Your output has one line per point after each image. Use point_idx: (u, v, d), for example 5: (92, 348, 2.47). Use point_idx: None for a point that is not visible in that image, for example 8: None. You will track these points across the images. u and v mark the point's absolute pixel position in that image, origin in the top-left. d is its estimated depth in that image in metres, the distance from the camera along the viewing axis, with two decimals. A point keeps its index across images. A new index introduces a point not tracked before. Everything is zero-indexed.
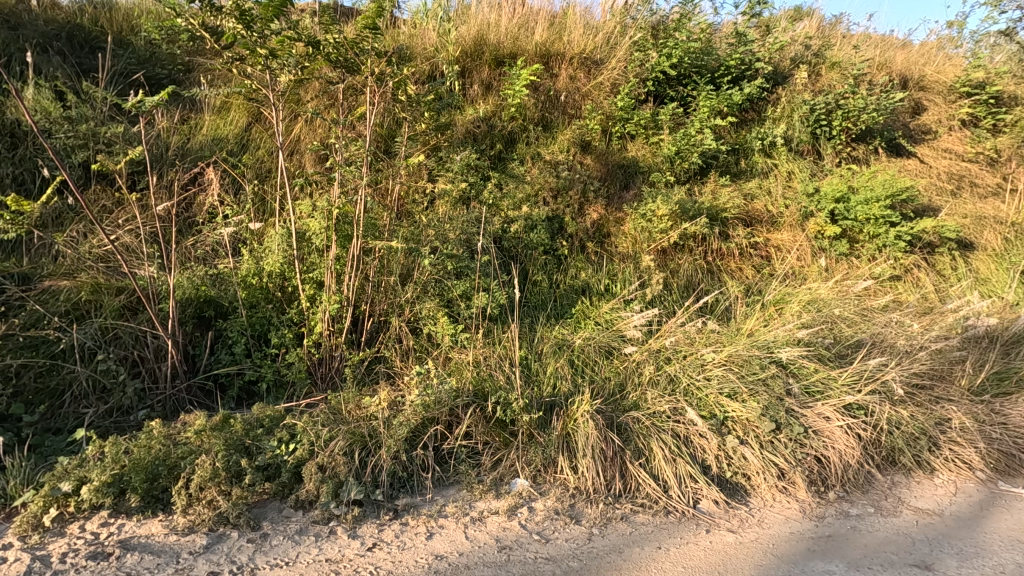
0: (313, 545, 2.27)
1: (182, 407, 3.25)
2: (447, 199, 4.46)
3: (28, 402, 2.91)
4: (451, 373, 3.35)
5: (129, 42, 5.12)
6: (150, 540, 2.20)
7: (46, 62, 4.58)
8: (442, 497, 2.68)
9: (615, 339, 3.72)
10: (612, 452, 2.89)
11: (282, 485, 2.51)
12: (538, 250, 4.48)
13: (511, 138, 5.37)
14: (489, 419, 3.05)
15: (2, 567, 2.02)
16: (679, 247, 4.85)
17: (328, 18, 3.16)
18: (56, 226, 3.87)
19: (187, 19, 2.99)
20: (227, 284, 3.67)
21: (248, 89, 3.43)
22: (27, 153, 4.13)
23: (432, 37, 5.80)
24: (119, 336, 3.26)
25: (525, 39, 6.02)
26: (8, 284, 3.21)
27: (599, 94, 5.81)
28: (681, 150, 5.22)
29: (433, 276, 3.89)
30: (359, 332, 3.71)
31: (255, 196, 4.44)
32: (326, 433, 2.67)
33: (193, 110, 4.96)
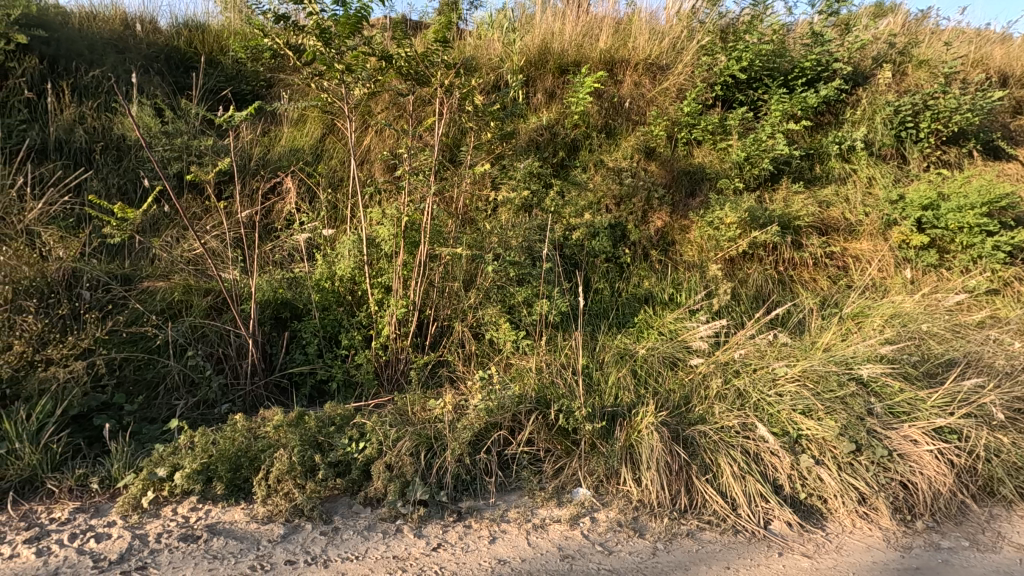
0: (381, 541, 2.34)
1: (261, 403, 3.44)
2: (509, 207, 4.51)
3: (128, 393, 3.17)
4: (513, 378, 3.39)
5: (218, 61, 5.52)
6: (234, 527, 2.34)
7: (148, 82, 5.04)
8: (504, 502, 2.70)
9: (680, 350, 3.63)
10: (677, 466, 2.82)
11: (352, 482, 2.62)
12: (600, 257, 4.45)
13: (574, 145, 5.38)
14: (551, 427, 3.05)
15: (108, 542, 2.20)
16: (747, 256, 4.68)
17: (400, 33, 3.29)
18: (154, 232, 4.21)
19: (272, 39, 3.16)
20: (303, 287, 3.87)
21: (325, 103, 3.61)
22: (131, 165, 4.53)
23: (497, 47, 5.91)
24: (206, 334, 3.52)
25: (589, 47, 6.02)
26: (114, 284, 3.53)
27: (664, 100, 5.72)
28: (751, 156, 5.05)
29: (496, 283, 3.93)
30: (424, 335, 3.81)
31: (328, 204, 4.67)
32: (393, 433, 2.76)
33: (274, 123, 5.29)
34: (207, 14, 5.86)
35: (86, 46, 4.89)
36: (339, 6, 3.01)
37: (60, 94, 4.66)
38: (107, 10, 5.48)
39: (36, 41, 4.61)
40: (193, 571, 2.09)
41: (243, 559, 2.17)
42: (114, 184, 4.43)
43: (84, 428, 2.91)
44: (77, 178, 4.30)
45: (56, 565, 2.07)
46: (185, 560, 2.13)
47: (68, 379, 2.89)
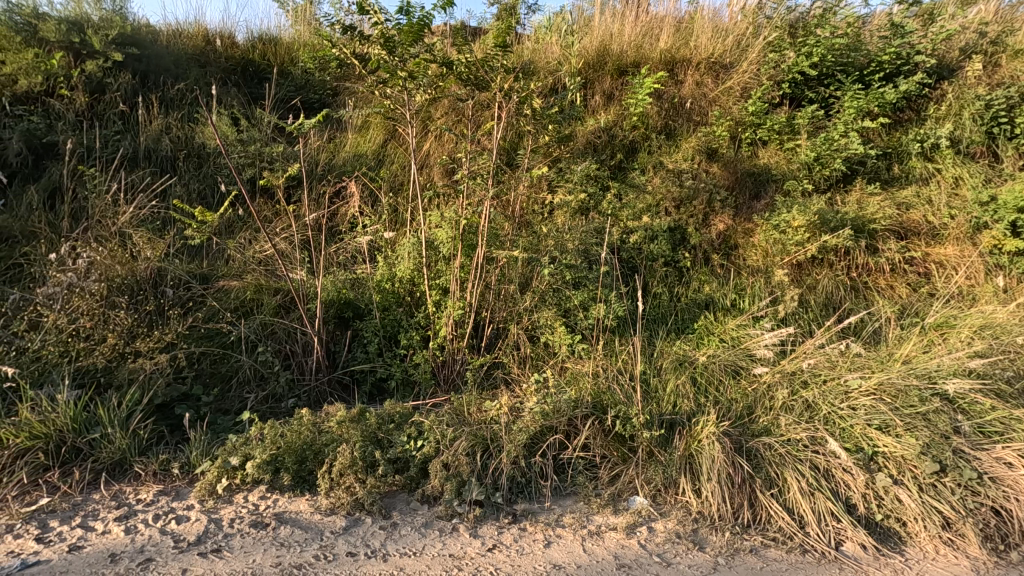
0: (437, 539, 2.38)
1: (324, 398, 3.57)
2: (566, 209, 4.49)
3: (205, 385, 3.37)
4: (569, 382, 3.37)
5: (289, 72, 5.80)
6: (299, 516, 2.44)
7: (226, 94, 5.38)
8: (560, 506, 2.68)
9: (743, 358, 3.49)
10: (740, 479, 2.71)
11: (410, 479, 2.67)
12: (658, 261, 4.35)
13: (632, 147, 5.30)
14: (608, 433, 3.01)
15: (187, 524, 2.35)
16: (817, 261, 4.45)
17: (461, 38, 3.35)
18: (229, 234, 4.47)
19: (340, 49, 3.29)
20: (364, 288, 4.00)
21: (387, 109, 3.70)
22: (210, 171, 4.84)
23: (555, 51, 5.93)
24: (275, 331, 3.69)
25: (648, 47, 5.93)
26: (194, 283, 3.79)
27: (727, 99, 5.54)
28: (821, 156, 4.80)
29: (552, 286, 3.92)
30: (480, 337, 3.85)
31: (389, 207, 4.80)
32: (450, 432, 2.80)
33: (340, 130, 5.51)
34: (279, 27, 6.16)
35: (172, 61, 5.27)
36: (402, 15, 3.09)
37: (150, 107, 5.04)
38: (189, 26, 5.80)
39: (130, 58, 5.02)
40: (263, 556, 2.19)
41: (308, 548, 2.26)
42: (195, 189, 4.74)
43: (166, 416, 3.11)
44: (163, 183, 4.62)
45: (142, 543, 2.22)
46: (255, 546, 2.24)
47: (153, 370, 3.12)
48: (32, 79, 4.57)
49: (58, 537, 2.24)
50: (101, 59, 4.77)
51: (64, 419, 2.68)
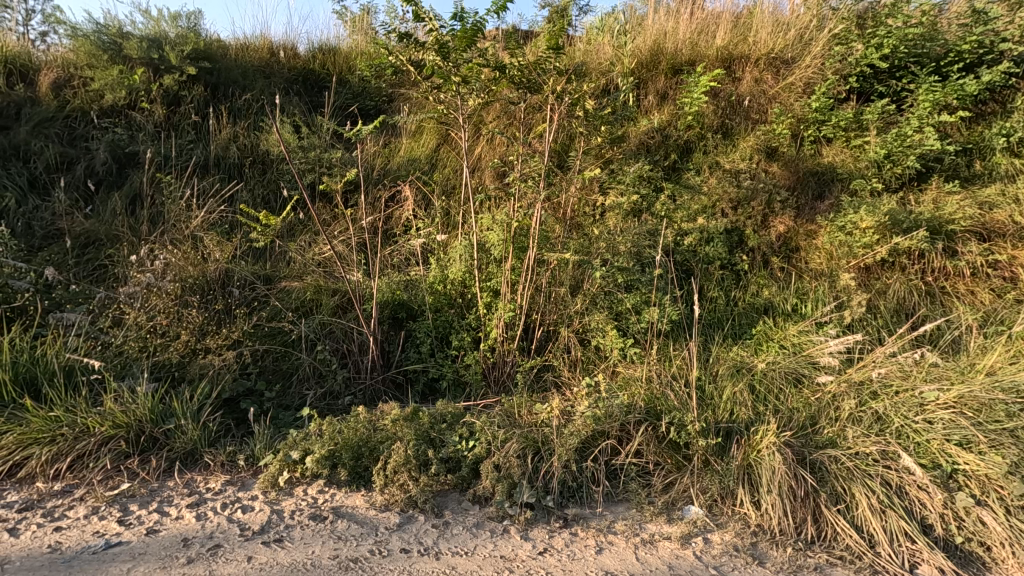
0: (488, 540, 2.39)
1: (379, 397, 3.67)
2: (618, 211, 4.41)
3: (268, 381, 3.53)
4: (621, 387, 3.32)
5: (347, 80, 5.99)
6: (355, 511, 2.52)
7: (289, 103, 5.63)
8: (612, 513, 2.64)
9: (805, 366, 3.34)
10: (803, 492, 2.59)
11: (462, 478, 2.70)
12: (714, 264, 4.22)
13: (687, 147, 5.17)
14: (662, 439, 2.94)
15: (251, 514, 2.46)
16: (887, 265, 4.19)
17: (514, 42, 3.38)
18: (290, 237, 4.66)
19: (396, 56, 3.38)
20: (417, 290, 4.08)
21: (440, 115, 3.76)
22: (273, 176, 5.06)
23: (607, 52, 5.88)
24: (333, 330, 3.82)
25: (704, 45, 5.78)
26: (258, 283, 3.98)
27: (788, 96, 5.32)
28: (892, 153, 4.53)
29: (603, 288, 3.87)
30: (530, 339, 3.84)
31: (442, 210, 4.89)
32: (502, 434, 2.81)
33: (395, 135, 5.65)
34: (338, 37, 6.38)
35: (239, 73, 5.56)
36: (457, 21, 3.15)
37: (219, 116, 5.33)
38: (256, 40, 6.10)
39: (202, 71, 5.33)
40: (321, 548, 2.27)
41: (364, 543, 2.31)
42: (259, 195, 4.98)
43: (233, 410, 3.28)
44: (231, 189, 4.89)
45: (211, 530, 2.34)
46: (314, 538, 2.32)
47: (221, 366, 3.30)
48: (117, 94, 4.97)
49: (137, 520, 2.39)
50: (177, 73, 5.10)
51: (142, 410, 2.87)
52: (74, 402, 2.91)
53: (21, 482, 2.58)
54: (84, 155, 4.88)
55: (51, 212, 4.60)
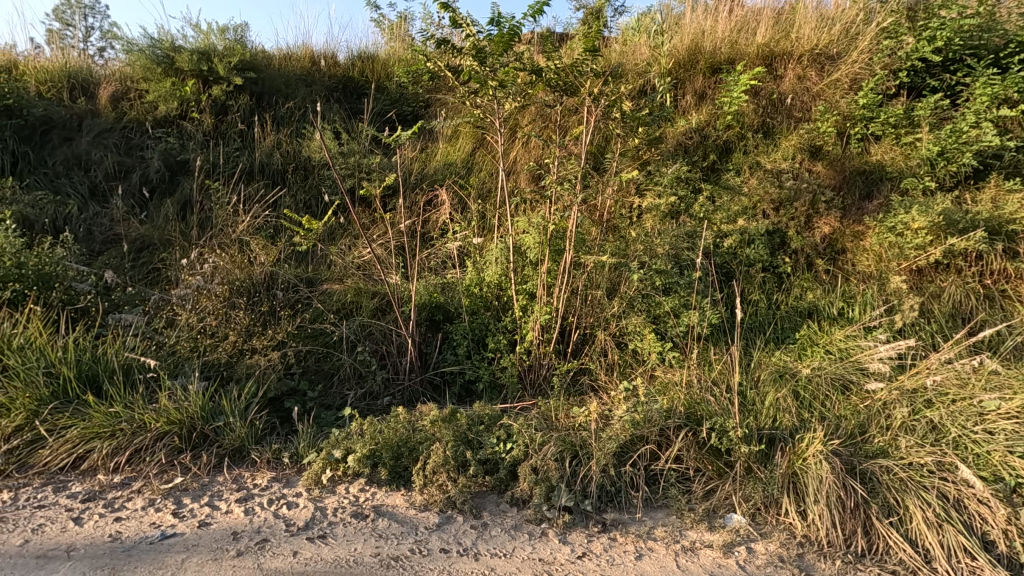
0: (527, 542, 2.39)
1: (417, 398, 3.72)
2: (655, 213, 4.35)
3: (310, 381, 3.62)
4: (660, 392, 3.28)
5: (385, 86, 6.11)
6: (395, 510, 2.56)
7: (329, 110, 5.78)
8: (651, 518, 2.61)
9: (852, 372, 3.22)
10: (853, 503, 2.50)
11: (500, 480, 2.71)
12: (756, 267, 4.12)
13: (726, 147, 5.07)
14: (702, 445, 2.88)
15: (296, 510, 2.53)
16: (941, 267, 4.01)
17: (551, 46, 3.40)
18: (331, 240, 4.79)
19: (434, 62, 3.43)
20: (454, 292, 4.13)
21: (476, 119, 3.79)
22: (315, 182, 5.20)
23: (644, 52, 5.82)
24: (373, 332, 3.90)
25: (744, 43, 5.67)
26: (301, 286, 4.09)
27: (834, 93, 5.16)
28: (947, 150, 4.33)
29: (640, 291, 3.82)
30: (567, 342, 3.83)
31: (478, 213, 4.93)
32: (539, 437, 2.83)
33: (431, 140, 5.73)
34: (376, 45, 6.52)
35: (283, 83, 5.74)
36: (493, 26, 3.17)
37: (264, 124, 5.52)
38: (298, 49, 6.28)
39: (248, 82, 5.53)
40: (363, 546, 2.31)
41: (404, 541, 2.35)
42: (302, 200, 5.13)
43: (278, 409, 3.38)
44: (275, 195, 5.05)
45: (258, 524, 2.42)
46: (356, 535, 2.37)
47: (267, 366, 3.41)
48: (169, 105, 5.20)
49: (190, 513, 2.49)
50: (225, 84, 5.30)
51: (194, 407, 2.99)
52: (132, 399, 3.06)
53: (84, 474, 2.73)
54: (140, 164, 5.13)
55: (109, 218, 4.84)
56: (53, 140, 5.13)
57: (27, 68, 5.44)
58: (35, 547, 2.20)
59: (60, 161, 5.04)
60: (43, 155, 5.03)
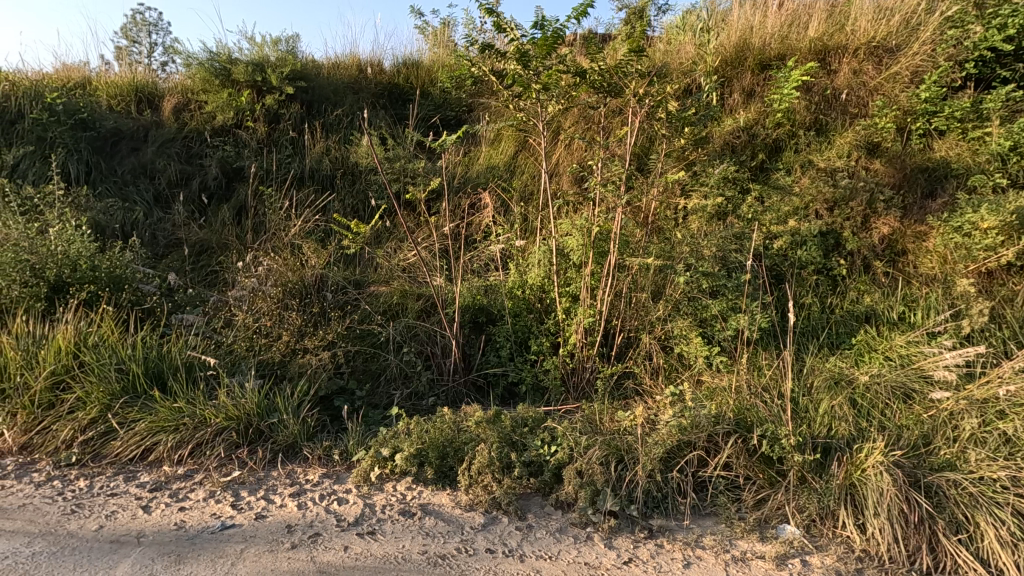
0: (572, 546, 2.38)
1: (461, 399, 3.77)
2: (701, 214, 4.25)
3: (359, 380, 3.72)
4: (707, 397, 3.21)
5: (429, 92, 6.21)
6: (442, 509, 2.59)
7: (376, 117, 5.94)
8: (699, 526, 2.55)
9: (915, 380, 3.06)
10: (917, 517, 2.38)
11: (544, 483, 2.72)
12: (809, 269, 3.97)
13: (776, 146, 4.92)
14: (753, 453, 2.80)
15: (346, 506, 2.61)
16: (1013, 269, 3.77)
17: (595, 48, 3.39)
18: (377, 244, 4.91)
19: (478, 67, 3.47)
20: (497, 295, 4.16)
21: (520, 122, 3.81)
22: (362, 187, 5.35)
23: (690, 50, 5.71)
24: (418, 333, 3.97)
25: (795, 37, 5.50)
26: (349, 288, 4.21)
27: (893, 87, 4.93)
28: (1019, 145, 4.06)
29: (686, 294, 3.73)
30: (610, 345, 3.79)
31: (520, 216, 4.96)
32: (584, 440, 2.81)
33: (474, 144, 5.79)
34: (420, 52, 6.64)
35: (332, 91, 5.93)
36: (537, 29, 3.19)
37: (314, 132, 5.71)
38: (346, 58, 6.47)
39: (299, 90, 5.73)
40: (411, 543, 2.36)
41: (451, 540, 2.38)
42: (350, 204, 5.28)
43: (328, 407, 3.49)
44: (325, 200, 5.22)
45: (311, 519, 2.50)
46: (404, 532, 2.42)
47: (318, 366, 3.52)
48: (226, 114, 5.45)
49: (247, 505, 2.60)
50: (277, 93, 5.52)
51: (250, 404, 3.13)
52: (194, 395, 3.22)
53: (151, 465, 2.88)
54: (199, 172, 5.39)
55: (172, 223, 5.11)
56: (122, 151, 5.46)
57: (99, 84, 5.81)
58: (108, 532, 2.34)
59: (128, 170, 5.36)
60: (113, 165, 5.36)
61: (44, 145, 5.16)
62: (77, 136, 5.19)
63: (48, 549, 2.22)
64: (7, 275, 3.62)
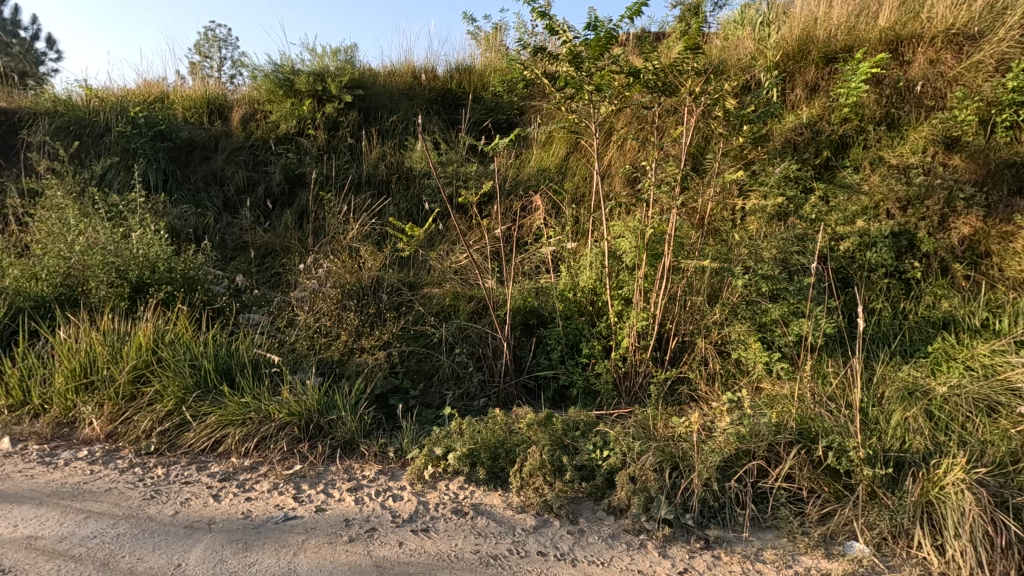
0: (625, 553, 2.34)
1: (512, 400, 3.79)
2: (761, 215, 4.10)
3: (412, 380, 3.80)
4: (767, 405, 3.09)
5: (481, 96, 6.29)
6: (493, 510, 2.61)
7: (429, 123, 6.06)
8: (759, 539, 2.46)
9: (1000, 393, 2.90)
10: (1004, 541, 2.20)
11: (596, 487, 2.69)
12: (879, 272, 3.76)
13: (842, 142, 4.69)
14: (817, 465, 2.67)
15: (401, 503, 2.67)
16: None
17: (649, 47, 3.34)
18: (430, 246, 5.01)
19: (531, 70, 3.48)
20: (548, 297, 4.16)
21: (572, 124, 3.79)
22: (416, 191, 5.48)
23: (749, 45, 5.53)
24: (470, 335, 4.02)
25: (864, 28, 5.22)
26: (404, 289, 4.31)
27: (975, 76, 4.59)
28: None
29: (745, 297, 3.60)
30: (664, 350, 3.71)
31: (572, 218, 4.94)
32: (637, 445, 2.76)
33: (526, 146, 5.81)
34: (473, 57, 6.74)
35: (387, 98, 6.11)
36: (590, 31, 3.18)
37: (371, 138, 5.90)
38: (401, 65, 6.64)
39: (357, 98, 5.93)
40: (464, 542, 2.39)
41: (503, 541, 2.40)
42: (404, 208, 5.42)
43: (383, 406, 3.59)
44: (381, 204, 5.38)
45: (367, 514, 2.57)
46: (457, 531, 2.46)
47: (374, 365, 3.63)
48: (289, 123, 5.70)
49: (308, 498, 2.71)
50: (337, 102, 5.73)
51: (311, 401, 3.26)
52: (260, 391, 3.38)
53: (220, 456, 3.05)
54: (264, 178, 5.67)
55: (240, 228, 5.39)
56: (195, 159, 5.81)
57: (175, 97, 6.22)
58: (183, 518, 2.49)
59: (200, 178, 5.70)
60: (187, 173, 5.72)
61: (127, 155, 5.56)
62: (156, 146, 5.57)
63: (130, 531, 2.38)
64: (96, 276, 3.92)
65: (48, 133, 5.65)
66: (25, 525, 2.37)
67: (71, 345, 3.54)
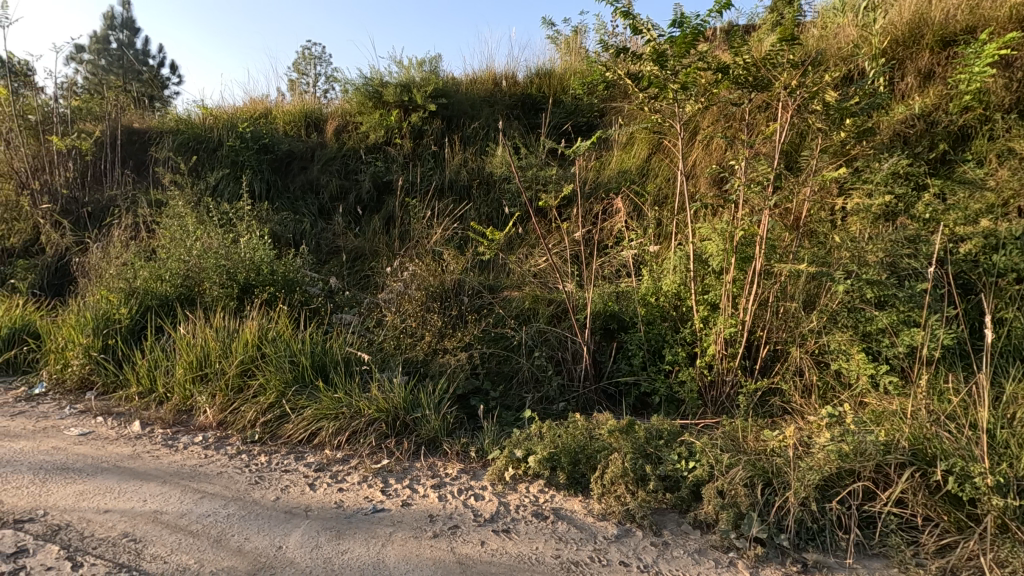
0: (713, 570, 2.24)
1: (591, 405, 3.74)
2: (865, 215, 3.80)
3: (493, 381, 3.85)
4: (873, 421, 2.85)
5: (561, 100, 6.29)
6: (574, 515, 2.59)
7: (509, 128, 6.15)
8: (865, 568, 2.27)
9: None
10: None
11: (681, 499, 2.60)
12: (1009, 277, 3.35)
13: (962, 133, 4.25)
14: (934, 491, 2.42)
15: (483, 502, 2.71)
16: None
17: (738, 41, 3.20)
18: (510, 250, 5.07)
19: (613, 71, 3.44)
20: (629, 301, 4.07)
21: (655, 124, 3.70)
22: (496, 195, 5.58)
23: (850, 33, 5.16)
24: (549, 338, 4.03)
25: (989, 6, 4.72)
26: (484, 292, 4.39)
27: None
28: None
29: (846, 304, 3.34)
30: (754, 358, 3.52)
31: (654, 221, 4.82)
32: (726, 458, 2.64)
33: (606, 148, 5.74)
34: (554, 61, 6.77)
35: (469, 105, 6.27)
36: (676, 27, 3.09)
37: (453, 145, 6.07)
38: (483, 72, 6.79)
39: (440, 108, 6.13)
40: (545, 545, 2.39)
41: (584, 548, 2.37)
42: (485, 212, 5.53)
43: (465, 406, 3.67)
44: (462, 209, 5.52)
45: (450, 511, 2.64)
46: (538, 534, 2.46)
47: (456, 366, 3.73)
48: (378, 133, 5.99)
49: (395, 492, 2.82)
50: (422, 111, 5.96)
51: (398, 399, 3.40)
52: (351, 387, 3.58)
53: (315, 447, 3.25)
54: (355, 186, 5.99)
55: (333, 233, 5.72)
56: (294, 170, 6.25)
57: (277, 113, 6.73)
58: (284, 504, 2.68)
59: (299, 187, 6.12)
60: (287, 182, 6.15)
61: (236, 167, 6.08)
62: (260, 159, 6.05)
63: (239, 512, 2.59)
64: (211, 278, 4.34)
65: (172, 149, 6.29)
66: (153, 500, 2.65)
67: (190, 340, 3.93)
